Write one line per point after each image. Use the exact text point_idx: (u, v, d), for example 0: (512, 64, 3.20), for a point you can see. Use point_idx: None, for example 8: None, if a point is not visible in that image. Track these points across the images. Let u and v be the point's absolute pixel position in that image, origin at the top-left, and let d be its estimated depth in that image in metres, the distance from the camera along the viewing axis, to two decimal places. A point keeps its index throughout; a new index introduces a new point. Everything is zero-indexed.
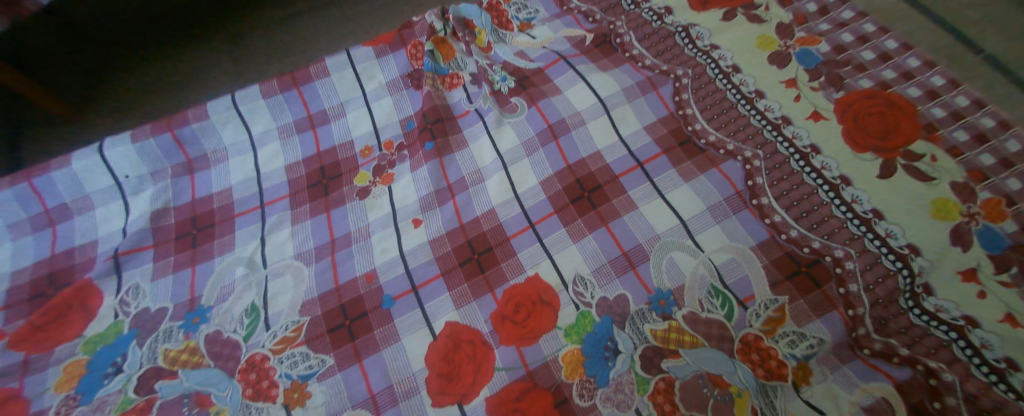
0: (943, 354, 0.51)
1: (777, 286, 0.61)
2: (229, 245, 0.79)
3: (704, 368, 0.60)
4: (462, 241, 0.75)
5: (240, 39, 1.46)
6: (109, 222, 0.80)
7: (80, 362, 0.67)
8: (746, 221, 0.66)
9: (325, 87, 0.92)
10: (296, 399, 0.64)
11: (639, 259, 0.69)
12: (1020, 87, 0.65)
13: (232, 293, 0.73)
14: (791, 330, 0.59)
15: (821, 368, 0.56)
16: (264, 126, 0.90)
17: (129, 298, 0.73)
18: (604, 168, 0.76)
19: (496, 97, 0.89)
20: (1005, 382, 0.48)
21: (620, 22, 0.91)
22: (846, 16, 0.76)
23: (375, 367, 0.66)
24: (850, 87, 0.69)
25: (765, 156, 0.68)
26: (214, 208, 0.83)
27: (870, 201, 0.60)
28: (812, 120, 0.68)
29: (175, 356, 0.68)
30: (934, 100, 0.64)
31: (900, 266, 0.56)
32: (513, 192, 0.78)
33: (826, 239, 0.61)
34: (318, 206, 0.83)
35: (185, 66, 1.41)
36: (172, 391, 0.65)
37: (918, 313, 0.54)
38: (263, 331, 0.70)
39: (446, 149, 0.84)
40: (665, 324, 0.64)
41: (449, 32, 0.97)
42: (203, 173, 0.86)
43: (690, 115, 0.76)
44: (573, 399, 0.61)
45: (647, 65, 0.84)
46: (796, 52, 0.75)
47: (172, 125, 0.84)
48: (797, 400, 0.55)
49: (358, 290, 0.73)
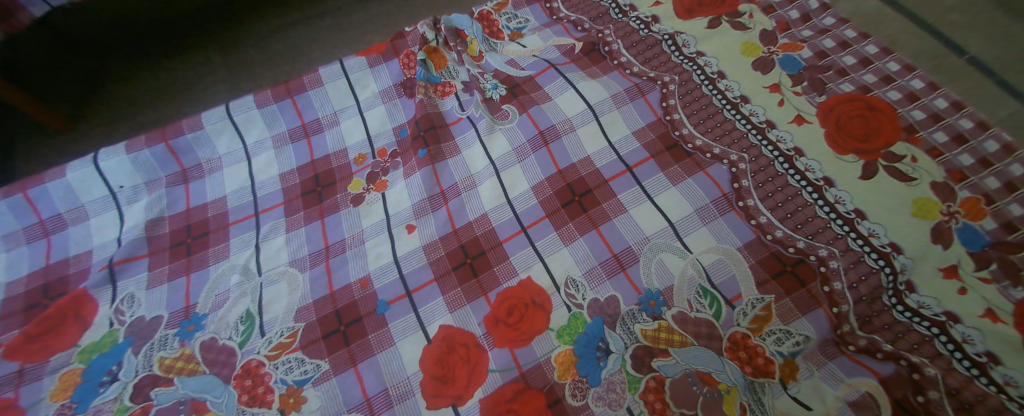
0: (925, 349, 0.52)
1: (764, 286, 0.63)
2: (224, 253, 0.79)
3: (693, 367, 0.61)
4: (455, 246, 0.76)
5: (234, 48, 1.48)
6: (104, 231, 0.80)
7: (76, 371, 0.67)
8: (733, 222, 0.68)
9: (318, 96, 0.93)
10: (292, 404, 0.64)
11: (629, 261, 0.70)
12: (1006, 94, 0.64)
13: (227, 301, 0.74)
14: (778, 328, 0.60)
15: (807, 364, 0.58)
16: (258, 135, 0.91)
17: (124, 307, 0.73)
18: (594, 173, 0.78)
19: (488, 104, 0.90)
20: (987, 376, 0.49)
21: (609, 30, 0.93)
22: (828, 22, 0.79)
23: (371, 371, 0.66)
24: (831, 91, 0.71)
25: (750, 159, 0.70)
26: (209, 216, 0.83)
27: (853, 202, 0.62)
28: (796, 123, 0.71)
29: (170, 364, 0.68)
30: (914, 103, 0.66)
31: (882, 264, 0.58)
32: (505, 197, 0.79)
33: (810, 239, 0.62)
34: (312, 213, 0.84)
35: (181, 76, 1.42)
36: (168, 398, 0.65)
37: (900, 310, 0.55)
38: (258, 337, 0.70)
39: (439, 156, 0.85)
40: (655, 323, 0.65)
41: (441, 42, 0.99)
42: (197, 182, 0.87)
43: (677, 120, 0.78)
44: (566, 399, 0.62)
45: (635, 72, 0.86)
46: (779, 58, 0.77)
47: (167, 136, 0.84)
48: (785, 397, 0.57)
49: (352, 295, 0.73)
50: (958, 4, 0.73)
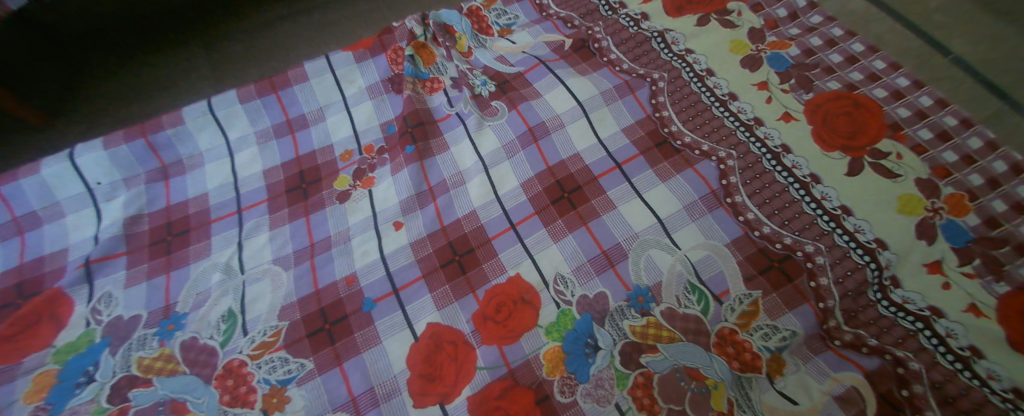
0: (910, 343, 0.53)
1: (751, 281, 0.63)
2: (205, 251, 0.77)
3: (681, 363, 0.61)
4: (443, 243, 0.75)
5: (218, 43, 1.45)
6: (81, 229, 0.78)
7: (51, 372, 0.65)
8: (721, 219, 0.68)
9: (303, 91, 0.92)
10: (274, 404, 0.63)
11: (618, 257, 0.70)
12: (990, 92, 0.65)
13: (208, 300, 0.72)
14: (765, 323, 0.60)
15: (794, 359, 0.58)
16: (241, 131, 0.89)
17: (101, 307, 0.71)
18: (584, 169, 0.77)
19: (477, 100, 0.90)
20: (970, 369, 0.50)
21: (598, 27, 0.93)
22: (815, 21, 0.79)
23: (355, 370, 0.65)
24: (818, 89, 0.71)
25: (738, 156, 0.70)
26: (190, 213, 0.82)
27: (839, 198, 0.63)
28: (783, 120, 0.71)
29: (149, 364, 0.66)
30: (899, 101, 0.66)
31: (868, 260, 0.58)
32: (494, 194, 0.79)
33: (797, 235, 0.62)
34: (297, 210, 0.82)
35: (163, 73, 1.39)
36: (146, 400, 0.63)
37: (886, 305, 0.56)
38: (241, 337, 0.69)
39: (427, 152, 0.84)
40: (644, 319, 0.65)
41: (430, 38, 0.98)
42: (178, 179, 0.85)
43: (666, 117, 0.78)
44: (554, 396, 0.61)
45: (624, 69, 0.86)
46: (768, 55, 0.78)
47: (146, 131, 0.83)
48: (772, 391, 0.57)
49: (338, 293, 0.72)
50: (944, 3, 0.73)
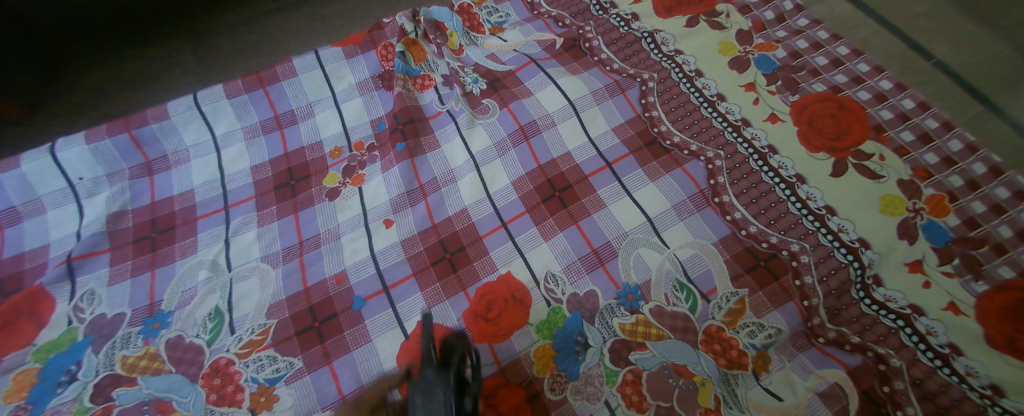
0: (892, 341, 0.54)
1: (737, 280, 0.64)
2: (192, 248, 0.76)
3: (670, 360, 0.61)
4: (434, 241, 0.75)
5: (203, 37, 1.43)
6: (62, 226, 0.76)
7: (31, 371, 0.64)
8: (709, 219, 0.68)
9: (292, 87, 0.91)
10: (262, 404, 0.63)
11: (608, 255, 0.70)
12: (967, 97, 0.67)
13: (195, 297, 0.71)
14: (752, 321, 0.61)
15: (779, 356, 0.58)
16: (228, 126, 0.88)
17: (84, 304, 0.70)
18: (574, 168, 0.78)
19: (468, 98, 0.89)
20: (949, 366, 0.51)
21: (589, 27, 0.93)
22: (801, 24, 0.81)
23: (345, 367, 0.65)
24: (804, 91, 0.73)
25: (726, 156, 0.71)
26: (175, 210, 0.81)
27: (824, 198, 0.64)
28: (770, 122, 0.72)
29: (133, 363, 0.65)
30: (883, 103, 0.68)
31: (851, 259, 0.59)
32: (485, 192, 0.79)
33: (783, 234, 0.64)
34: (285, 207, 0.81)
35: (147, 66, 1.37)
36: (131, 398, 0.63)
37: (868, 303, 0.57)
38: (228, 335, 0.68)
39: (418, 150, 0.84)
40: (632, 317, 0.65)
41: (421, 34, 0.97)
42: (163, 174, 0.83)
43: (656, 117, 0.78)
44: (545, 393, 0.62)
45: (615, 69, 0.86)
46: (755, 57, 0.79)
47: (130, 125, 0.81)
48: (758, 388, 0.57)
49: (327, 291, 0.72)
50: (927, 8, 0.75)
